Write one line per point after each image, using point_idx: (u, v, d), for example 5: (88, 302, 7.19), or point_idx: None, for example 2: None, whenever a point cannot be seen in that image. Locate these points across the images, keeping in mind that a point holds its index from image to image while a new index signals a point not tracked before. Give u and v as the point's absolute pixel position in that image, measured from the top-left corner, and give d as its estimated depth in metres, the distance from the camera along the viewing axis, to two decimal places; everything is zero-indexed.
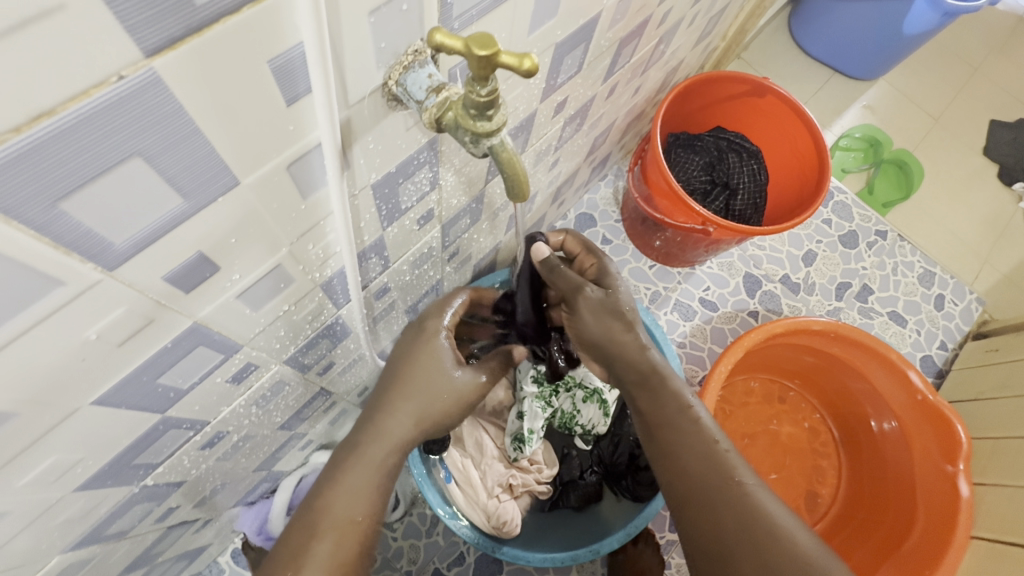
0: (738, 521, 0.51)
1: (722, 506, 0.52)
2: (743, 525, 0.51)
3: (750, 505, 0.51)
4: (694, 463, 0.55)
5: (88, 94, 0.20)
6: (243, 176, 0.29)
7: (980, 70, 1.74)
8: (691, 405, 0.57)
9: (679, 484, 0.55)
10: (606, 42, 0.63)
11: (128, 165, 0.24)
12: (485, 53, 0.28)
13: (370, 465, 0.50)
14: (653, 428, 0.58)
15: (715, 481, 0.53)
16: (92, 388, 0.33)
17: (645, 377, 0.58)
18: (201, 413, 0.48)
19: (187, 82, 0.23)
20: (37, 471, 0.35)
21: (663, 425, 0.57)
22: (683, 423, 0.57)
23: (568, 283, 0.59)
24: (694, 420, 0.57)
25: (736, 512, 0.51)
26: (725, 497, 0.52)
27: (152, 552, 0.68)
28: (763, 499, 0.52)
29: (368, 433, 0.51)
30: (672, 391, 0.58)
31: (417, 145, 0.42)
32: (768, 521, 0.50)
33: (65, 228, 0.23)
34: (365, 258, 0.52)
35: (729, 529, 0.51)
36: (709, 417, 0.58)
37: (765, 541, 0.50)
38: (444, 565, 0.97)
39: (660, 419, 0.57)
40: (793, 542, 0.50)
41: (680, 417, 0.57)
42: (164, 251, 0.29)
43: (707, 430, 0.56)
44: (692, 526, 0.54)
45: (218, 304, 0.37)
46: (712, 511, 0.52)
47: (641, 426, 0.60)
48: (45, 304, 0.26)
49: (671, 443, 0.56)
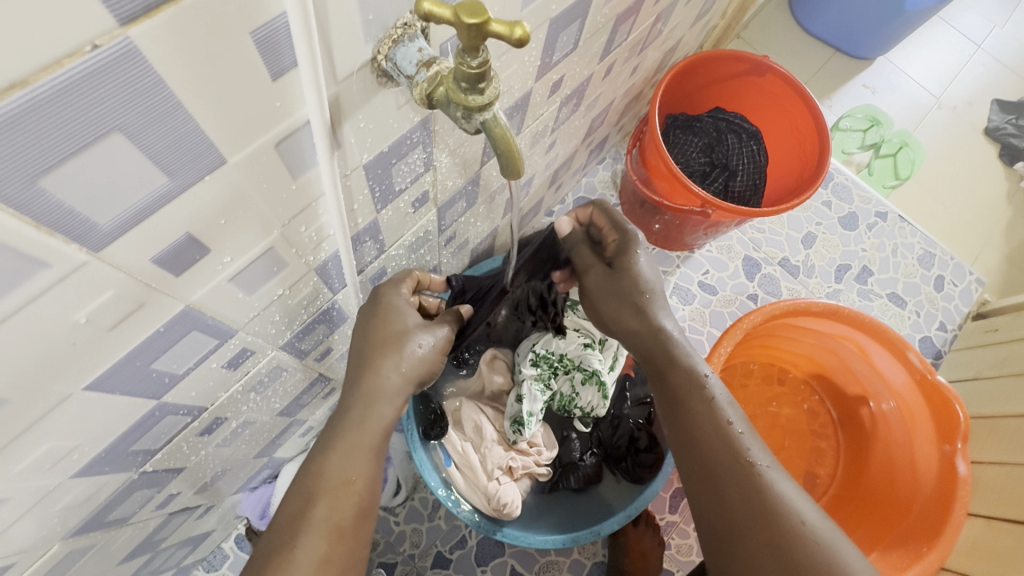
0: (745, 499, 0.51)
1: (731, 483, 0.52)
2: (752, 502, 0.51)
3: (761, 483, 0.52)
4: (707, 441, 0.55)
5: (62, 65, 0.19)
6: (231, 155, 0.29)
7: (983, 48, 1.72)
8: (706, 383, 0.59)
9: (693, 462, 0.56)
10: (603, 18, 0.62)
11: (109, 141, 0.23)
12: (474, 22, 0.27)
13: (365, 444, 0.50)
14: (669, 405, 0.59)
15: (727, 459, 0.53)
16: (85, 373, 0.33)
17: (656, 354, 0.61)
18: (198, 399, 0.47)
19: (169, 53, 0.22)
20: (33, 457, 0.35)
21: (676, 402, 0.59)
22: (694, 401, 0.58)
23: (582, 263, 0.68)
24: (707, 400, 0.57)
25: (744, 492, 0.51)
26: (733, 477, 0.53)
27: (155, 538, 0.68)
28: (774, 478, 0.52)
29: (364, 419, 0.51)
30: (686, 368, 0.59)
31: (410, 124, 0.42)
32: (779, 499, 0.51)
33: (46, 207, 0.23)
34: (360, 241, 0.51)
35: (738, 508, 0.51)
36: (724, 398, 0.58)
37: (773, 518, 0.50)
38: (446, 549, 0.98)
39: (676, 396, 0.59)
40: (799, 521, 0.50)
41: (697, 393, 0.58)
42: (150, 232, 0.28)
43: (720, 411, 0.57)
44: (699, 503, 0.54)
45: (210, 287, 0.36)
46: (720, 487, 0.53)
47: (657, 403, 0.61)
48: (31, 286, 0.25)
49: (684, 419, 0.57)
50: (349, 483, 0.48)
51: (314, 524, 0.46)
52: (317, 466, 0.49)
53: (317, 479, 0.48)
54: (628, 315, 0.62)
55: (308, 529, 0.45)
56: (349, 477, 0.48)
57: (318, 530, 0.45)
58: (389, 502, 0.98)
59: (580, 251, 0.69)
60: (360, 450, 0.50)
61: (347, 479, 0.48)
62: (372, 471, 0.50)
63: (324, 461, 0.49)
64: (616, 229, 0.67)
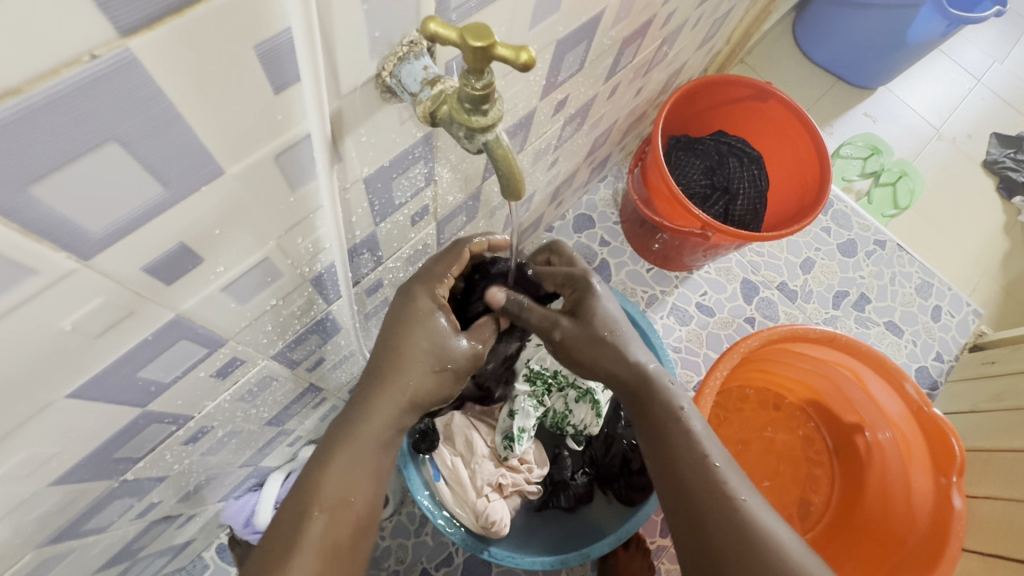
0: (731, 534, 0.51)
1: (712, 520, 0.52)
2: (736, 538, 0.50)
3: (743, 518, 0.51)
4: (687, 476, 0.54)
5: (60, 72, 0.19)
6: (229, 166, 0.28)
7: (982, 82, 1.74)
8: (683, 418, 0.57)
9: (673, 492, 0.55)
10: (609, 40, 0.62)
11: (104, 149, 0.22)
12: (481, 45, 0.26)
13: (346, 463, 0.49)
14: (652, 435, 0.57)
15: (706, 492, 0.53)
16: (68, 381, 0.32)
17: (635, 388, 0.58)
18: (184, 408, 0.47)
19: (172, 66, 0.22)
20: (10, 464, 0.34)
21: (659, 433, 0.57)
22: (676, 430, 0.56)
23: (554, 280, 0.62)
24: (687, 433, 0.56)
25: (727, 529, 0.51)
26: (715, 511, 0.52)
27: (134, 547, 0.67)
28: (754, 510, 0.52)
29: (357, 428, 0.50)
30: (663, 402, 0.57)
31: (412, 139, 0.42)
32: (762, 534, 0.50)
33: (35, 214, 0.22)
34: (357, 253, 0.51)
35: (722, 542, 0.51)
36: (704, 428, 0.57)
37: (757, 552, 0.49)
38: (432, 566, 0.97)
39: (655, 427, 0.57)
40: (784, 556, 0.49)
41: (676, 429, 0.56)
42: (143, 241, 0.28)
43: (700, 441, 0.56)
44: (681, 527, 0.54)
45: (202, 296, 0.36)
46: (705, 523, 0.52)
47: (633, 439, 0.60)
48: (15, 293, 0.24)
49: (666, 452, 0.56)
50: (347, 503, 0.48)
51: (310, 541, 0.46)
52: (315, 483, 0.48)
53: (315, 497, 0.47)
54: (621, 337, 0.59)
55: (301, 547, 0.45)
56: (349, 497, 0.48)
57: (318, 549, 0.46)
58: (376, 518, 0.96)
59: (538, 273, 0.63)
60: (359, 465, 0.49)
61: (346, 500, 0.48)
62: (370, 489, 0.50)
63: (321, 476, 0.48)
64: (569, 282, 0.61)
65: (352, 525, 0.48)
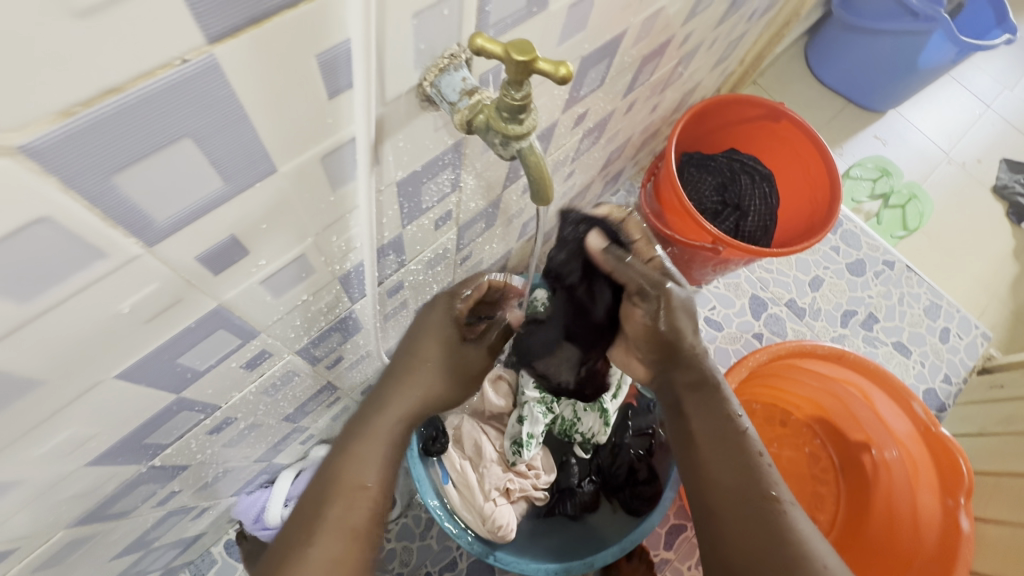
0: (769, 535, 0.49)
1: (749, 517, 0.51)
2: (774, 540, 0.49)
3: (782, 523, 0.50)
4: (731, 471, 0.53)
5: (154, 74, 0.21)
6: (281, 164, 0.31)
7: (993, 108, 1.76)
8: (736, 418, 0.57)
9: (710, 492, 0.54)
10: (630, 58, 0.64)
11: (178, 145, 0.24)
12: (523, 59, 0.29)
13: (364, 453, 0.51)
14: (691, 435, 0.57)
15: (744, 491, 0.52)
16: (117, 362, 0.34)
17: (701, 382, 0.58)
18: (213, 397, 0.48)
19: (246, 72, 0.24)
20: (55, 441, 0.36)
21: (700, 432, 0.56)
22: (721, 431, 0.56)
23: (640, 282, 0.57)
24: (739, 432, 0.56)
25: (766, 532, 0.49)
26: (755, 512, 0.51)
27: (149, 536, 0.68)
28: (797, 518, 0.51)
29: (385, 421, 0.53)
30: (722, 399, 0.58)
31: (444, 146, 0.44)
32: (801, 541, 0.49)
33: (113, 202, 0.24)
34: (383, 253, 0.52)
35: (758, 546, 0.49)
36: (750, 432, 0.57)
37: (793, 558, 0.48)
38: (436, 570, 0.97)
39: (699, 428, 0.57)
40: (822, 565, 0.48)
41: (726, 427, 0.56)
42: (200, 231, 0.30)
43: (748, 443, 0.55)
44: (713, 531, 0.52)
45: (242, 287, 0.38)
46: (743, 523, 0.51)
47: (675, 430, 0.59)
48: (86, 275, 0.26)
49: (706, 453, 0.55)
50: (364, 488, 0.49)
51: (330, 525, 0.47)
52: (336, 472, 0.50)
53: (334, 484, 0.49)
54: (689, 331, 0.59)
55: (321, 529, 0.47)
56: (364, 483, 0.50)
57: (337, 532, 0.47)
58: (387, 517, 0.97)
59: (627, 271, 0.58)
60: (374, 454, 0.51)
61: (362, 483, 0.49)
62: (385, 477, 0.51)
63: (341, 465, 0.50)
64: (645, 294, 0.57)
65: (367, 511, 0.49)
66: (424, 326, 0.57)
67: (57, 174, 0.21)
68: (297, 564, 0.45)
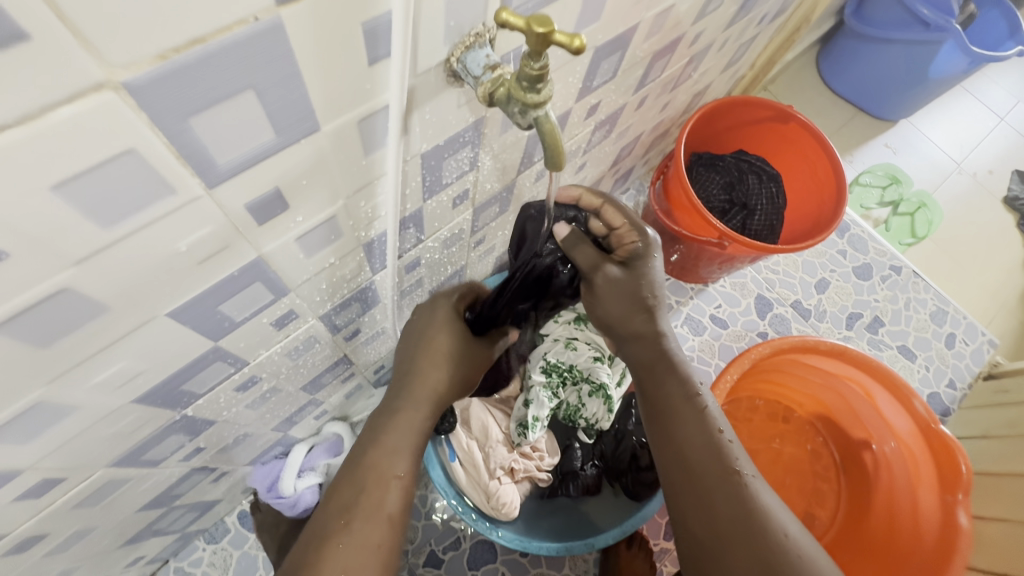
0: (735, 507, 0.53)
1: (717, 491, 0.54)
2: (738, 512, 0.53)
3: (746, 495, 0.54)
4: (696, 449, 0.57)
5: (231, 29, 0.25)
6: (324, 124, 0.34)
7: (1006, 121, 1.77)
8: (698, 397, 0.60)
9: (677, 465, 0.57)
10: (641, 54, 0.68)
11: (242, 96, 0.28)
12: (542, 31, 0.32)
13: (394, 445, 0.56)
14: (662, 410, 0.60)
15: (711, 465, 0.55)
16: (170, 300, 0.38)
17: (653, 361, 0.62)
18: (244, 351, 0.52)
19: (303, 32, 0.28)
20: (110, 372, 0.40)
21: (670, 408, 0.60)
22: (689, 408, 0.59)
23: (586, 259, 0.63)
24: (698, 410, 0.59)
25: (731, 504, 0.53)
26: (721, 485, 0.54)
27: (172, 493, 0.72)
28: (760, 490, 0.55)
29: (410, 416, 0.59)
30: (680, 379, 0.60)
31: (465, 123, 0.47)
32: (763, 512, 0.53)
33: (187, 142, 0.28)
34: (404, 226, 0.56)
35: (724, 516, 0.53)
36: (714, 409, 0.60)
37: (756, 528, 0.52)
38: (440, 549, 1.00)
39: (669, 403, 0.60)
40: (783, 533, 0.52)
41: (688, 406, 0.59)
42: (251, 180, 0.34)
43: (711, 420, 0.58)
44: (683, 502, 0.56)
45: (280, 241, 0.42)
46: (711, 495, 0.54)
47: (644, 410, 0.63)
48: (157, 209, 0.30)
49: (676, 428, 0.59)
50: (397, 477, 0.55)
51: (370, 511, 0.51)
52: (371, 461, 0.55)
53: (369, 472, 0.54)
54: (639, 312, 0.62)
55: (361, 515, 0.51)
56: (396, 473, 0.55)
57: (377, 517, 0.51)
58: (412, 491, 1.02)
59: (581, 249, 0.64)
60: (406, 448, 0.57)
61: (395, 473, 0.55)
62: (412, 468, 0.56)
63: (375, 456, 0.55)
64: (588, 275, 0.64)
65: (398, 497, 0.54)
66: (430, 326, 0.65)
67: (147, 112, 0.25)
68: (345, 541, 0.49)
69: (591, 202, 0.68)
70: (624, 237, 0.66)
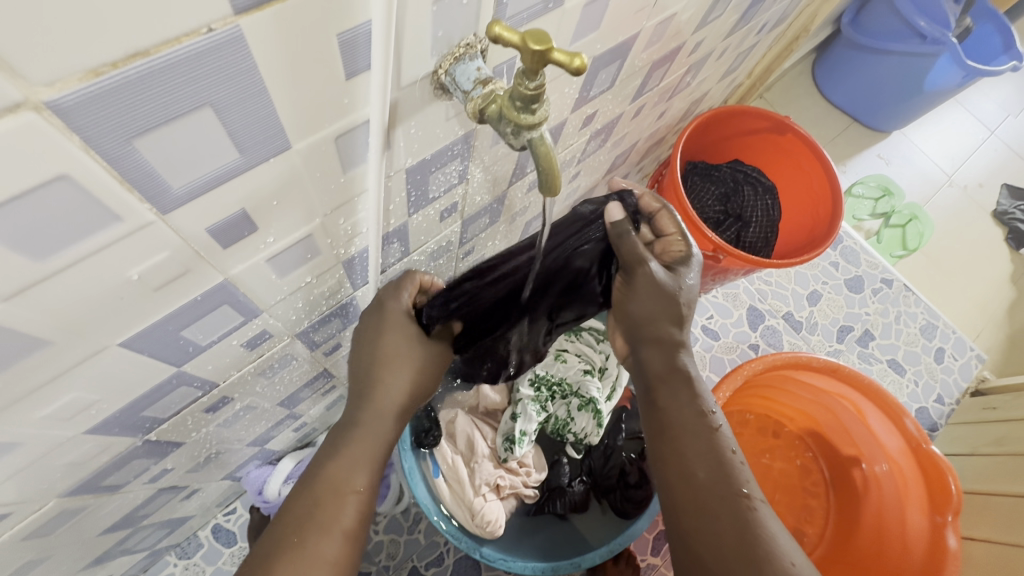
0: (739, 533, 0.48)
1: (723, 514, 0.49)
2: (746, 538, 0.48)
3: (754, 522, 0.49)
4: (701, 468, 0.52)
5: (180, 41, 0.22)
6: (295, 142, 0.31)
7: (996, 134, 1.78)
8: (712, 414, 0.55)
9: (682, 487, 0.52)
10: (640, 63, 0.65)
11: (198, 114, 0.25)
12: (539, 48, 0.29)
13: (357, 452, 0.50)
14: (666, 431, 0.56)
15: (722, 488, 0.51)
16: (121, 330, 0.34)
17: (666, 375, 0.57)
18: (212, 374, 0.49)
19: (268, 45, 0.25)
20: (57, 405, 0.36)
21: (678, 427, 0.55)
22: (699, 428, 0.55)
23: (631, 253, 0.59)
24: (709, 429, 0.54)
25: (739, 529, 0.48)
26: (731, 510, 0.49)
27: (138, 514, 0.68)
28: (767, 516, 0.50)
29: (373, 428, 0.53)
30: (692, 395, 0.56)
31: (454, 136, 0.44)
32: (770, 538, 0.48)
33: (132, 164, 0.25)
34: (388, 241, 0.53)
35: (731, 544, 0.48)
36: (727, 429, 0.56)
37: (764, 557, 0.47)
38: (422, 565, 0.97)
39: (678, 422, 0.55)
40: (789, 563, 0.47)
41: (697, 422, 0.54)
42: (212, 202, 0.30)
43: (723, 439, 0.54)
44: (689, 529, 0.51)
45: (249, 264, 0.38)
46: (717, 520, 0.49)
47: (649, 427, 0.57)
48: (102, 236, 0.27)
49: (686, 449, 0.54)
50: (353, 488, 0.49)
51: (326, 526, 0.46)
52: (322, 470, 0.49)
53: (324, 476, 0.48)
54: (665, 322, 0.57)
55: (316, 528, 0.46)
56: (355, 484, 0.49)
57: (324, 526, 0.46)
58: (390, 510, 0.98)
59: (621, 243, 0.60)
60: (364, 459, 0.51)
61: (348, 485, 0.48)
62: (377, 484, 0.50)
63: (332, 466, 0.49)
64: (628, 268, 0.59)
65: (355, 510, 0.48)
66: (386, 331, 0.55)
67: (79, 132, 0.22)
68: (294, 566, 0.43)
69: (650, 203, 0.64)
70: (671, 244, 0.62)
